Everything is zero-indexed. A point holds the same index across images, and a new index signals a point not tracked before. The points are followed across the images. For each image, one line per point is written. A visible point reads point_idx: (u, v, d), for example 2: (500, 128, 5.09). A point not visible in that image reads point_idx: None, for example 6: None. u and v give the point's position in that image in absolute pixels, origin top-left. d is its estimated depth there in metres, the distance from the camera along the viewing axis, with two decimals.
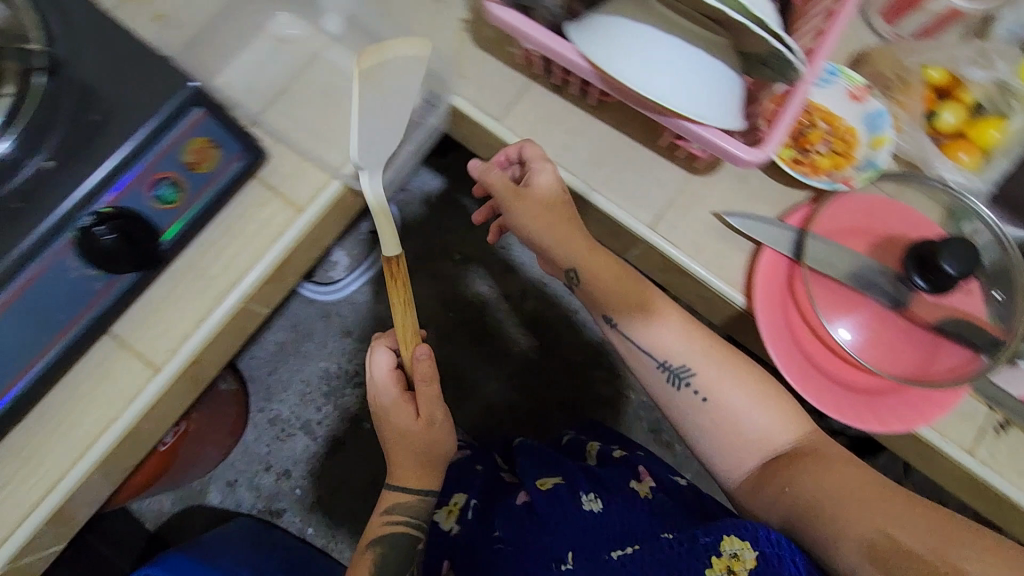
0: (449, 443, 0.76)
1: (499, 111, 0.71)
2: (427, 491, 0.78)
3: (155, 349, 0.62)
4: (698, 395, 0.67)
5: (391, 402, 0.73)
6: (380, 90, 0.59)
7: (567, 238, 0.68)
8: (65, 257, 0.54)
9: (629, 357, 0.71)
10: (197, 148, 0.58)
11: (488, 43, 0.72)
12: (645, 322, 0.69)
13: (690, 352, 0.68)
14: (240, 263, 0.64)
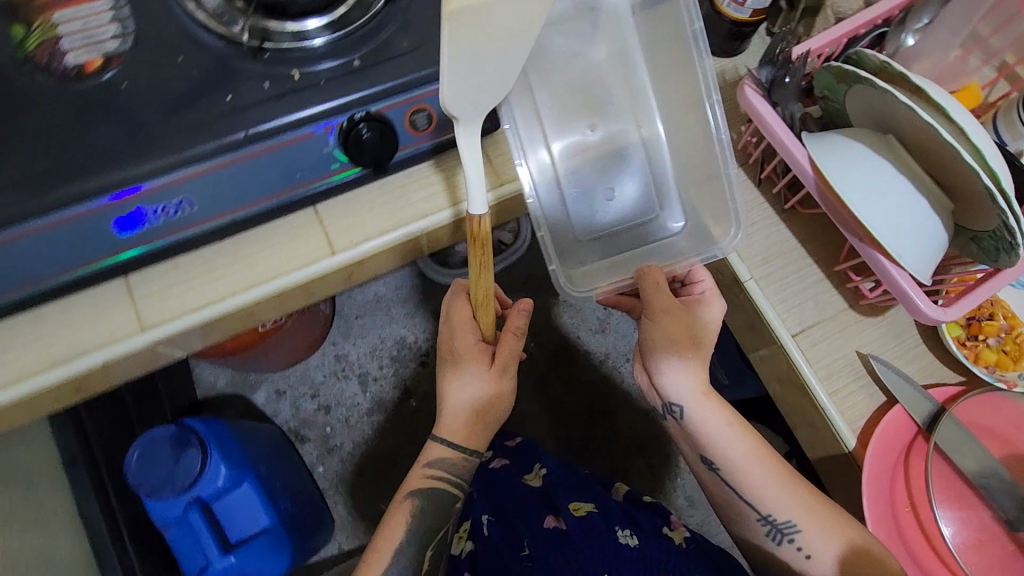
0: (506, 401, 0.77)
1: None
2: (473, 450, 0.80)
3: (339, 235, 0.71)
4: (800, 551, 0.69)
5: (467, 347, 0.74)
6: (469, 29, 0.51)
7: (694, 392, 0.72)
8: (323, 134, 0.64)
9: (728, 504, 0.74)
10: None
11: None
12: (740, 452, 0.71)
13: (792, 506, 0.69)
14: (434, 201, 0.73)
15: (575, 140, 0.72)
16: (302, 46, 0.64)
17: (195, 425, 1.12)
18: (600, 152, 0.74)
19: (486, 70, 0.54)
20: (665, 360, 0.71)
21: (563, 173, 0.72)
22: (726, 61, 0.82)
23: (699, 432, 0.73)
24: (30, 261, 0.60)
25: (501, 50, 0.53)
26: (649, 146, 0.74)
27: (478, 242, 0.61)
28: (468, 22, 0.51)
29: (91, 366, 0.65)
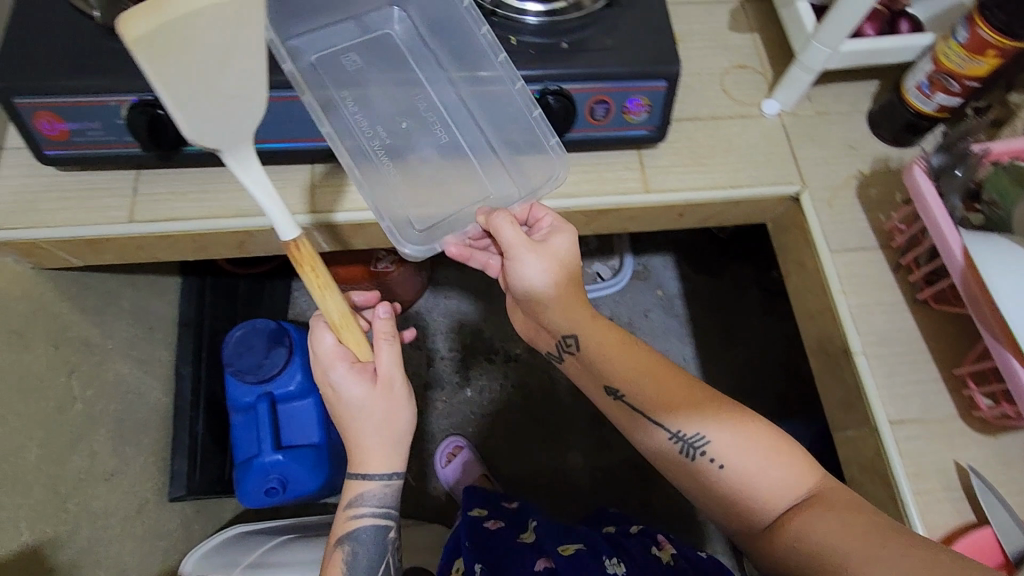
0: (405, 416, 0.72)
1: (835, 246, 0.79)
2: (394, 473, 0.75)
3: None
4: (714, 463, 0.64)
5: (344, 377, 0.68)
6: (184, 54, 0.48)
7: (577, 315, 0.72)
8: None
9: (649, 444, 0.69)
10: (639, 103, 0.74)
11: (866, 202, 0.81)
12: (638, 371, 0.69)
13: (692, 415, 0.66)
14: (582, 187, 0.79)
15: (410, 164, 0.75)
16: (524, 21, 0.74)
17: (290, 326, 1.23)
18: (436, 168, 0.76)
19: (245, 86, 0.52)
20: (548, 296, 0.72)
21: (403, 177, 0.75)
22: (894, 150, 0.84)
23: (591, 351, 0.72)
24: (258, 114, 0.71)
25: (221, 58, 0.50)
26: (497, 167, 0.77)
27: (303, 260, 0.61)
28: (168, 54, 0.47)
29: (262, 225, 0.75)
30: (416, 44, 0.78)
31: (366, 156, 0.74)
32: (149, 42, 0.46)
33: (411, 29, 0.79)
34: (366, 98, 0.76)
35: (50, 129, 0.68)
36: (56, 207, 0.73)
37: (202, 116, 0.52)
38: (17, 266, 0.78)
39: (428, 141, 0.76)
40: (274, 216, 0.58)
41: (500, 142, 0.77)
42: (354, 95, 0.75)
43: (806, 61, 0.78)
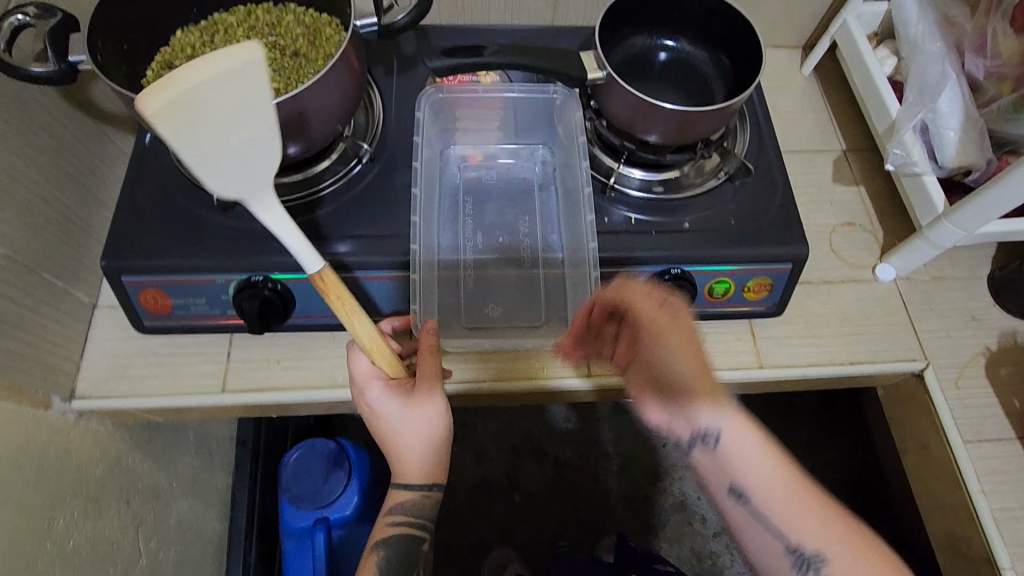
0: (441, 435, 0.61)
1: (970, 438, 0.73)
2: (432, 483, 0.64)
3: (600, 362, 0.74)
4: (791, 548, 0.56)
5: (380, 399, 0.59)
6: (203, 120, 0.43)
7: (712, 397, 0.57)
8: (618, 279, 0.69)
9: (725, 504, 0.58)
10: (759, 283, 0.71)
11: (997, 384, 0.76)
12: (732, 433, 0.57)
13: (775, 478, 0.56)
14: None
15: (481, 272, 0.72)
16: (646, 195, 0.71)
17: (350, 448, 1.16)
18: (498, 287, 0.72)
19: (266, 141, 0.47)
20: (686, 364, 0.59)
21: (468, 283, 0.71)
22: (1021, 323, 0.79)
23: (679, 410, 0.59)
24: (359, 291, 0.69)
25: (233, 109, 0.44)
26: (559, 309, 0.71)
27: (331, 291, 0.53)
28: (181, 116, 0.42)
29: None
30: (549, 184, 0.77)
31: (448, 260, 0.72)
32: (170, 114, 0.42)
33: (551, 167, 0.78)
34: (479, 213, 0.75)
35: (153, 303, 0.66)
36: (148, 375, 0.71)
37: (231, 174, 0.47)
38: (99, 427, 0.75)
39: (510, 259, 0.72)
40: (300, 247, 0.51)
41: (570, 292, 0.71)
42: (471, 209, 0.75)
43: (933, 238, 0.74)
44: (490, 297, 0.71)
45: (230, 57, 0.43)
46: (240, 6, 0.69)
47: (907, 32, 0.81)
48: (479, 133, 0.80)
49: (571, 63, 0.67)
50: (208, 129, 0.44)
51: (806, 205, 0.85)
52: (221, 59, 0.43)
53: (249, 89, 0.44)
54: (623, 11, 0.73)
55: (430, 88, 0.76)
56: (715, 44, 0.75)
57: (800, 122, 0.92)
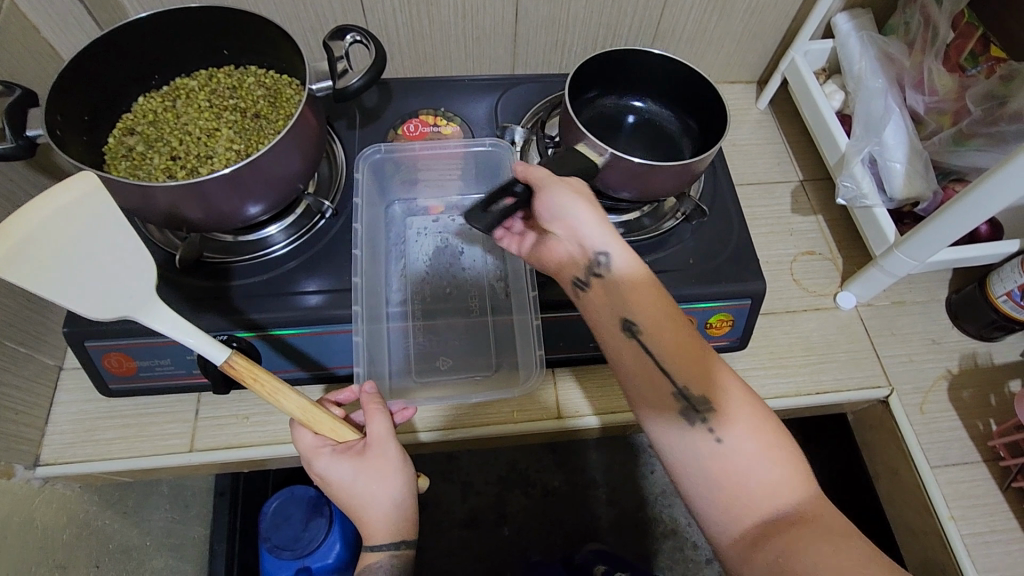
0: (400, 490, 0.60)
1: (938, 463, 0.74)
2: (401, 543, 0.61)
3: (571, 403, 0.75)
4: (715, 437, 0.54)
5: (329, 467, 0.59)
6: (55, 252, 0.47)
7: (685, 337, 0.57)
8: (566, 322, 0.70)
9: (644, 379, 0.57)
10: (721, 320, 0.72)
11: (960, 407, 0.77)
12: (634, 299, 0.58)
13: (714, 385, 0.55)
14: None
15: (431, 331, 0.75)
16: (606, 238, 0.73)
17: None
18: (447, 344, 0.74)
19: (130, 259, 0.51)
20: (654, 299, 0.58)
21: (416, 342, 0.74)
22: (980, 344, 0.81)
23: (618, 297, 0.59)
24: (325, 344, 0.70)
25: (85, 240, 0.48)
26: (509, 356, 0.73)
27: (244, 374, 0.54)
28: (31, 259, 0.45)
29: None
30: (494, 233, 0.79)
31: (397, 320, 0.74)
32: (15, 259, 0.44)
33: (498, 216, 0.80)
34: (428, 272, 0.77)
35: (117, 365, 0.66)
36: (113, 438, 0.70)
37: (101, 295, 0.50)
38: (66, 489, 0.73)
39: (456, 316, 0.75)
40: (200, 343, 0.53)
41: (518, 344, 0.73)
42: (420, 269, 0.77)
43: (887, 267, 0.76)
44: (438, 354, 0.74)
45: (66, 193, 0.47)
46: (202, 71, 0.71)
47: (851, 68, 0.84)
48: (424, 188, 0.81)
49: (570, 161, 0.64)
50: (62, 262, 0.47)
51: (766, 236, 0.88)
52: (59, 194, 0.47)
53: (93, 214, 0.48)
54: (593, 73, 0.76)
55: (366, 152, 0.76)
56: (682, 104, 0.78)
57: (756, 155, 0.95)
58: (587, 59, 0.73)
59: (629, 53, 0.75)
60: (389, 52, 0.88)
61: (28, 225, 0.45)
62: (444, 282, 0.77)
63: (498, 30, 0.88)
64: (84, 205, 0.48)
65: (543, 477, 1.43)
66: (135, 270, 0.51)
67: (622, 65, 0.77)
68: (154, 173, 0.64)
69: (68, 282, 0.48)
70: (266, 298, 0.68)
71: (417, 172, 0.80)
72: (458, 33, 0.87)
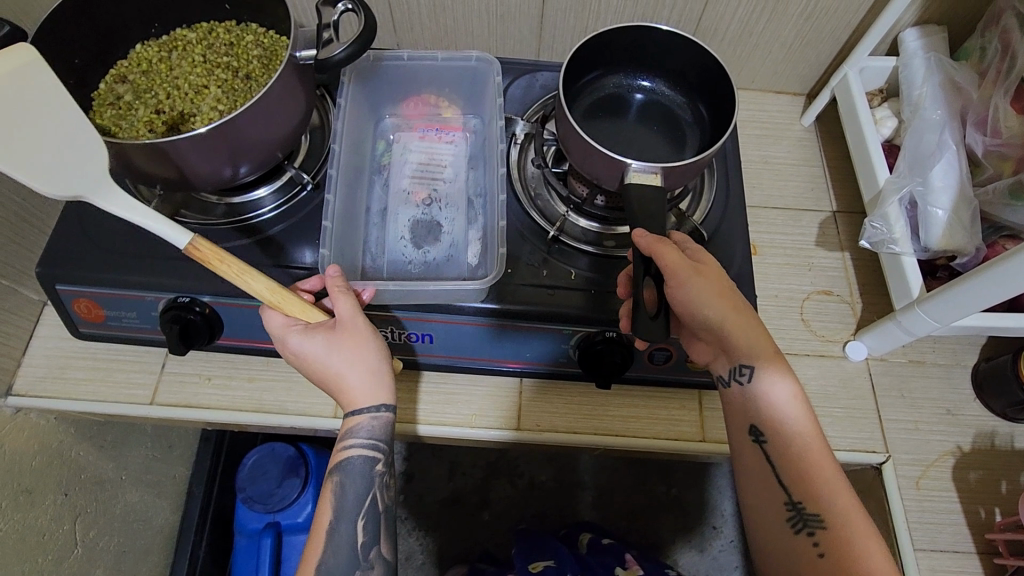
0: (375, 356, 0.57)
1: (926, 547, 0.67)
2: (383, 405, 0.58)
3: (534, 416, 0.71)
4: (816, 549, 0.52)
5: (297, 348, 0.56)
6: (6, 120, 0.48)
7: (815, 445, 0.55)
8: (533, 333, 0.66)
9: (758, 477, 0.56)
10: None
11: (962, 489, 0.69)
12: (775, 410, 0.56)
13: (834, 499, 0.53)
14: (631, 425, 0.71)
15: (409, 239, 0.69)
16: (594, 247, 0.68)
17: (311, 455, 1.16)
18: (424, 247, 0.68)
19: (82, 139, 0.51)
20: (788, 404, 0.56)
21: (391, 241, 0.68)
22: (1002, 423, 0.72)
23: (751, 398, 0.57)
24: None
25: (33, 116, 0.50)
26: (487, 266, 0.66)
27: (206, 258, 0.53)
28: None
29: (283, 424, 0.71)
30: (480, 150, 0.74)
31: (375, 222, 0.70)
32: None
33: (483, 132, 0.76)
34: (413, 177, 0.72)
35: (87, 312, 0.67)
36: (83, 379, 0.72)
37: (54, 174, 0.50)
38: (41, 420, 0.76)
39: (438, 225, 0.69)
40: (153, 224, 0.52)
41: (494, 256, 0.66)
42: (406, 174, 0.72)
43: (905, 323, 0.68)
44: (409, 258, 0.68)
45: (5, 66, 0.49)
46: (203, 23, 0.70)
47: (911, 93, 0.75)
48: (439, 106, 0.77)
49: (646, 210, 0.56)
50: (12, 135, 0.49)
51: (780, 269, 0.80)
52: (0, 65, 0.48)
53: (35, 85, 0.50)
54: (591, 52, 0.66)
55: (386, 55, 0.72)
56: (698, 89, 0.68)
57: (790, 177, 0.86)
58: (583, 40, 0.63)
59: (633, 30, 0.65)
60: (408, 22, 0.84)
61: None
62: (422, 191, 0.71)
63: (522, 11, 0.82)
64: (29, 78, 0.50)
65: (528, 469, 1.41)
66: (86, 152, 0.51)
67: (622, 43, 0.67)
68: (136, 125, 0.63)
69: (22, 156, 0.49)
70: None
71: (436, 87, 0.75)
72: (478, 9, 0.82)
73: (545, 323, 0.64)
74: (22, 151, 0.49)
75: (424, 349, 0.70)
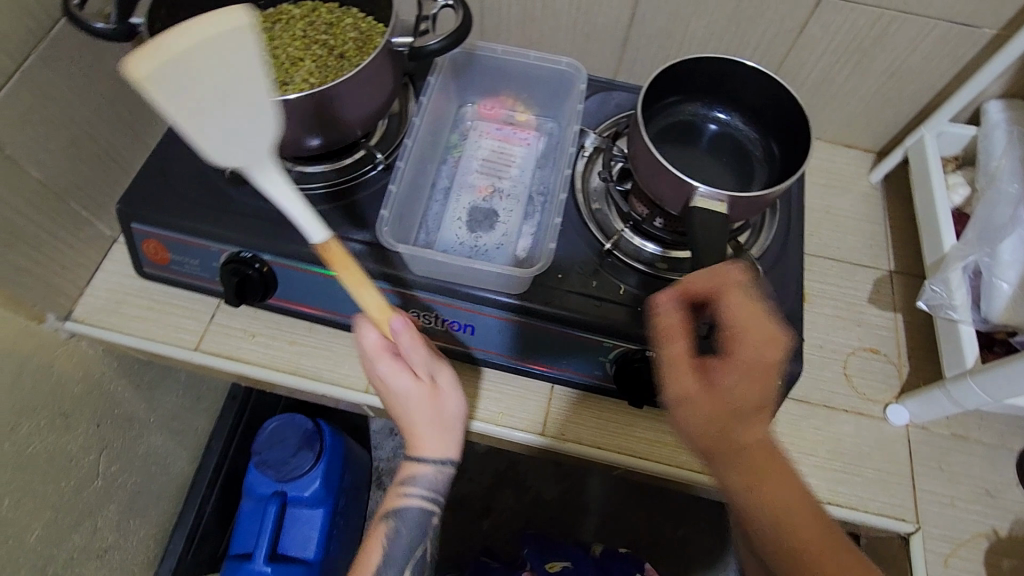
0: (456, 409, 0.59)
1: None
2: (449, 460, 0.60)
3: (559, 424, 0.71)
4: None
5: (388, 376, 0.56)
6: (202, 84, 0.41)
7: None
8: (574, 341, 0.66)
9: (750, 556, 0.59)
10: None
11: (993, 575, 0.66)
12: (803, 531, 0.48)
13: None
14: (655, 448, 0.71)
15: (465, 222, 0.69)
16: (646, 266, 0.68)
17: (328, 432, 1.18)
18: (477, 232, 0.68)
19: (264, 114, 0.44)
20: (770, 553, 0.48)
21: (447, 221, 0.68)
22: None
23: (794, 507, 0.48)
24: (335, 290, 0.69)
25: (233, 78, 0.42)
26: (537, 260, 0.65)
27: (336, 260, 0.50)
28: (179, 87, 0.40)
29: (315, 390, 0.72)
30: (550, 152, 0.74)
31: (435, 202, 0.70)
32: (159, 79, 0.39)
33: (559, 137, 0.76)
34: (481, 166, 0.72)
35: (154, 253, 0.71)
36: (137, 316, 0.75)
37: (231, 145, 0.44)
38: (90, 349, 0.79)
39: (496, 214, 0.69)
40: (295, 206, 0.49)
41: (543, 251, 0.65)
42: (475, 161, 0.73)
43: (955, 393, 0.66)
44: (462, 240, 0.68)
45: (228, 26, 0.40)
46: (308, 3, 0.74)
47: (987, 163, 0.74)
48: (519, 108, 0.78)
49: (710, 233, 0.57)
50: (205, 98, 0.41)
51: (829, 320, 0.79)
52: (210, 24, 0.39)
53: (237, 50, 0.41)
54: (674, 77, 0.67)
55: (478, 45, 0.72)
56: (773, 129, 0.68)
57: (849, 231, 0.85)
58: (670, 64, 0.64)
59: (718, 61, 0.66)
60: (495, 28, 0.87)
61: (183, 45, 0.39)
62: (486, 180, 0.72)
63: (608, 30, 0.84)
64: (236, 33, 0.40)
65: (534, 485, 1.39)
66: (268, 129, 0.45)
67: (704, 73, 0.68)
68: None
69: (208, 123, 0.42)
70: (291, 228, 0.68)
71: (520, 86, 0.76)
72: (565, 23, 0.84)
73: (587, 330, 0.64)
74: (206, 117, 0.42)
75: (463, 340, 0.70)
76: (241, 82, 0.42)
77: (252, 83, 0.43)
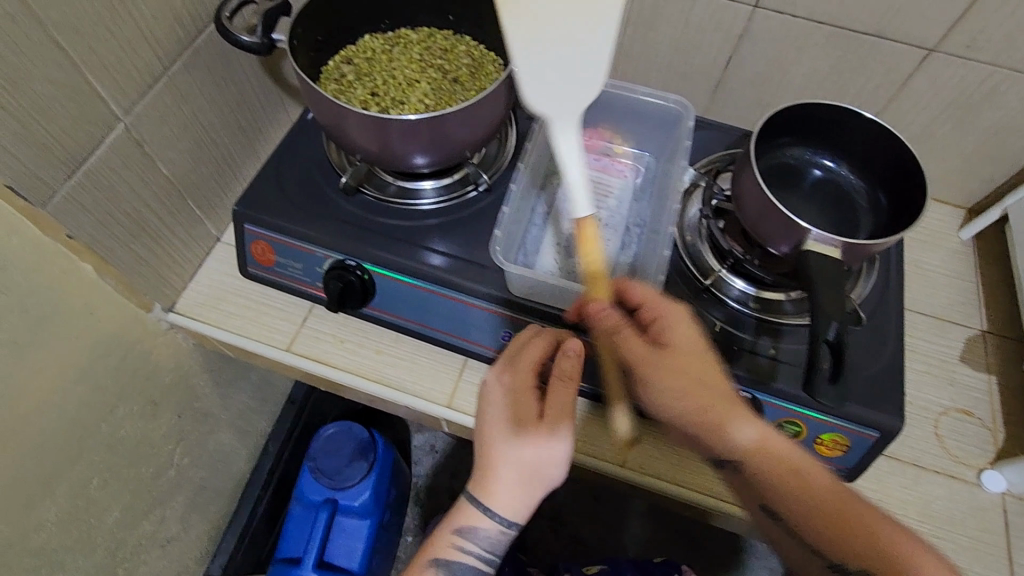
0: (555, 474, 0.56)
1: None
2: (514, 522, 0.58)
3: (639, 456, 0.71)
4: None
5: (505, 402, 0.58)
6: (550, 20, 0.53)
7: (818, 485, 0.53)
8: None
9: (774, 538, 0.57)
10: (836, 440, 0.64)
11: None
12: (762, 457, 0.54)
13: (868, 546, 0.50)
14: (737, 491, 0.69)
15: (563, 247, 0.71)
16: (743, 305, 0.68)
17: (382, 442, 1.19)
18: (575, 258, 0.69)
19: (585, 70, 0.55)
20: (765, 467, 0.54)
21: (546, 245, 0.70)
22: None
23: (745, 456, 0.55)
24: (430, 304, 0.71)
25: (574, 27, 0.54)
26: (636, 290, 0.66)
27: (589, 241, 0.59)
28: (528, 19, 0.53)
29: (399, 400, 0.74)
30: (648, 185, 0.76)
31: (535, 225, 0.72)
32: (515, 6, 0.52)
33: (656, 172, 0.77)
34: None
35: (260, 254, 0.74)
36: (234, 313, 0.78)
37: (546, 89, 0.55)
38: (183, 341, 0.82)
39: None
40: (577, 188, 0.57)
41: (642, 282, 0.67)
42: None
43: None
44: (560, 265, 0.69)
45: None
46: (424, 28, 0.78)
47: None
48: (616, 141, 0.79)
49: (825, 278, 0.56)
50: (547, 30, 0.53)
51: (920, 376, 0.77)
52: None
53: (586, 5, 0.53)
54: (785, 121, 0.68)
55: None
56: (881, 178, 0.68)
57: (941, 286, 0.84)
58: (784, 107, 0.65)
59: (830, 108, 0.67)
60: None
61: None
62: (584, 208, 0.73)
63: (704, 71, 0.86)
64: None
65: (576, 518, 1.36)
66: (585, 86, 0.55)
67: (813, 120, 0.68)
68: (354, 101, 0.70)
69: (539, 56, 0.54)
70: (396, 241, 0.70)
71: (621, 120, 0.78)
72: (662, 62, 0.87)
73: None
74: (541, 44, 0.54)
75: None
76: (577, 30, 0.54)
77: (585, 36, 0.54)
